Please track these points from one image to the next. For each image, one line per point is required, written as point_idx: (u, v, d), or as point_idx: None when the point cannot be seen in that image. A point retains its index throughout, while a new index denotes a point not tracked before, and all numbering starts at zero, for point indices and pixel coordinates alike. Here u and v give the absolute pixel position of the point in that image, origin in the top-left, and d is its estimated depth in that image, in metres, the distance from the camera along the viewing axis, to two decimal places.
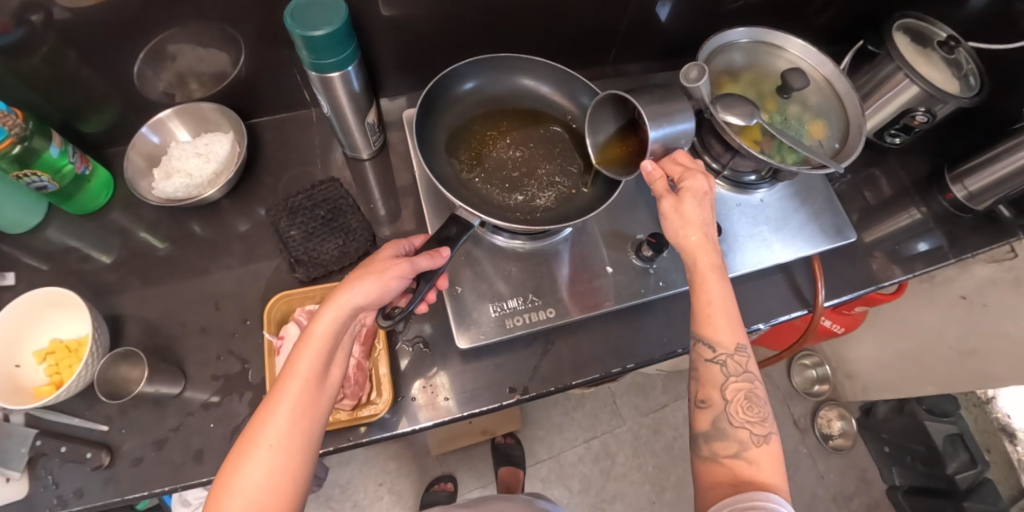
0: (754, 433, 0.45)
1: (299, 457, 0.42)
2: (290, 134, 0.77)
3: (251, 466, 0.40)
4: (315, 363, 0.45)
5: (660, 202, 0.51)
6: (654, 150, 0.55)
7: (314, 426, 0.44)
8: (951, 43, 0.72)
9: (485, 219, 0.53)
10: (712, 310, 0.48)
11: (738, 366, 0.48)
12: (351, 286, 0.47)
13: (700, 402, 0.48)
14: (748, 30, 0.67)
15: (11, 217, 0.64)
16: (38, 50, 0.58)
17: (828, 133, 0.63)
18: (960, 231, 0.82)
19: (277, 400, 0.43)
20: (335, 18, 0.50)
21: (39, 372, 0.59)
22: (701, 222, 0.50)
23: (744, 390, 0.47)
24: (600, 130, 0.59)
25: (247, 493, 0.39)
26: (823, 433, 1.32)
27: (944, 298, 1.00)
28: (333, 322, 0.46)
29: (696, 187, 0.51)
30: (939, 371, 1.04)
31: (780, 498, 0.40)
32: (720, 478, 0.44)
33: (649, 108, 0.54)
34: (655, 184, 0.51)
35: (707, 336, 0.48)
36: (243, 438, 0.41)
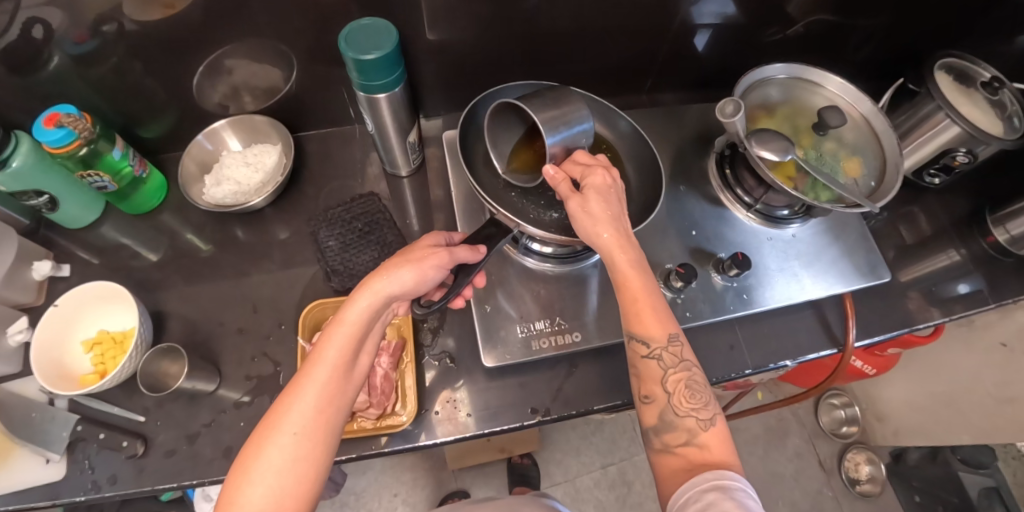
0: (700, 419, 0.45)
1: (323, 444, 0.41)
2: (332, 148, 0.80)
3: (273, 451, 0.39)
4: (344, 350, 0.44)
5: (566, 205, 0.49)
6: (553, 153, 0.54)
7: (338, 414, 0.43)
8: (994, 84, 0.71)
9: (524, 226, 0.52)
10: (640, 306, 0.48)
11: (674, 356, 0.47)
12: (389, 273, 0.47)
13: (645, 397, 0.48)
14: (786, 66, 0.68)
15: (73, 214, 0.68)
16: (109, 58, 0.63)
17: (863, 170, 0.63)
18: (1000, 275, 0.79)
19: (302, 385, 0.42)
20: (386, 43, 0.53)
21: (85, 361, 0.62)
22: (609, 217, 0.49)
23: (684, 379, 0.47)
24: (501, 140, 0.61)
25: (270, 478, 0.38)
26: (850, 477, 1.26)
27: (983, 344, 0.97)
28: (366, 309, 0.46)
29: (597, 183, 0.50)
30: (975, 417, 0.99)
31: (738, 476, 0.41)
32: (677, 467, 0.44)
33: (543, 114, 0.53)
34: (560, 188, 0.50)
35: (639, 333, 0.48)
36: (264, 423, 0.41)
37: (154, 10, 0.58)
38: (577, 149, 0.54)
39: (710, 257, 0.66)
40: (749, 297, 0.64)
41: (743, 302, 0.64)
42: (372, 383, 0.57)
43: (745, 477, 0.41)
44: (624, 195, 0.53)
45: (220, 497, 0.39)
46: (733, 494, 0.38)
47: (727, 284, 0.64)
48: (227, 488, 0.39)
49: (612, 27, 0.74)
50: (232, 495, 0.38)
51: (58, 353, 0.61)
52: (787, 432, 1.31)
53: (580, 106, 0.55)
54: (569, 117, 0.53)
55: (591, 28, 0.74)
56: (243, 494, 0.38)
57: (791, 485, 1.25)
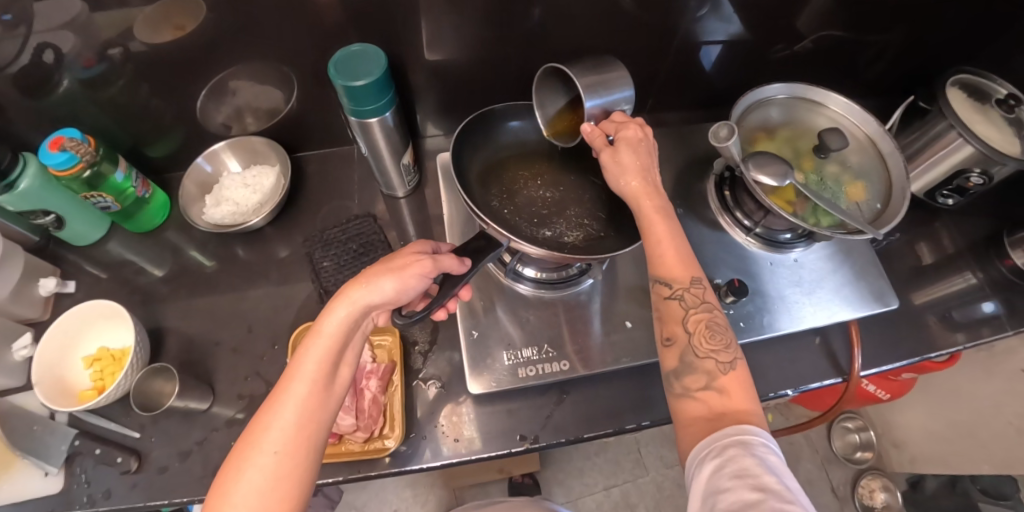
0: (720, 362, 0.45)
1: (306, 461, 0.39)
2: (333, 168, 0.81)
3: (252, 473, 0.37)
4: (322, 364, 0.42)
5: (597, 156, 0.50)
6: (592, 114, 0.52)
7: (320, 429, 0.41)
8: (1010, 101, 0.69)
9: (514, 240, 0.49)
10: (664, 250, 0.48)
11: (696, 297, 0.47)
12: (368, 283, 0.45)
13: (666, 340, 0.48)
14: (785, 86, 0.66)
15: (81, 233, 0.70)
16: (116, 82, 0.65)
17: (869, 195, 0.61)
18: (1020, 299, 0.76)
19: (281, 400, 0.40)
20: (375, 70, 0.54)
21: (85, 377, 0.63)
22: (638, 168, 0.50)
23: (705, 320, 0.47)
24: (547, 103, 0.59)
25: (250, 502, 0.37)
26: (864, 505, 1.20)
27: (1005, 370, 0.92)
28: (344, 319, 0.44)
29: (630, 136, 0.50)
30: (995, 447, 0.95)
31: (758, 428, 0.39)
32: (696, 414, 0.42)
33: (582, 77, 0.51)
34: (594, 142, 0.51)
35: (662, 276, 0.48)
36: (241, 443, 0.39)
37: (165, 32, 0.60)
38: (617, 112, 0.53)
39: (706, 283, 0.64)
40: (747, 325, 0.62)
41: (738, 330, 0.62)
42: (359, 406, 0.57)
43: (766, 427, 0.40)
44: (657, 150, 0.53)
45: None
46: (753, 450, 0.37)
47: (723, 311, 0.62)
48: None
49: (611, 47, 0.74)
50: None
51: (59, 370, 0.62)
52: (799, 456, 1.27)
53: (624, 74, 0.53)
54: (608, 79, 0.51)
55: (591, 48, 0.74)
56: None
57: None
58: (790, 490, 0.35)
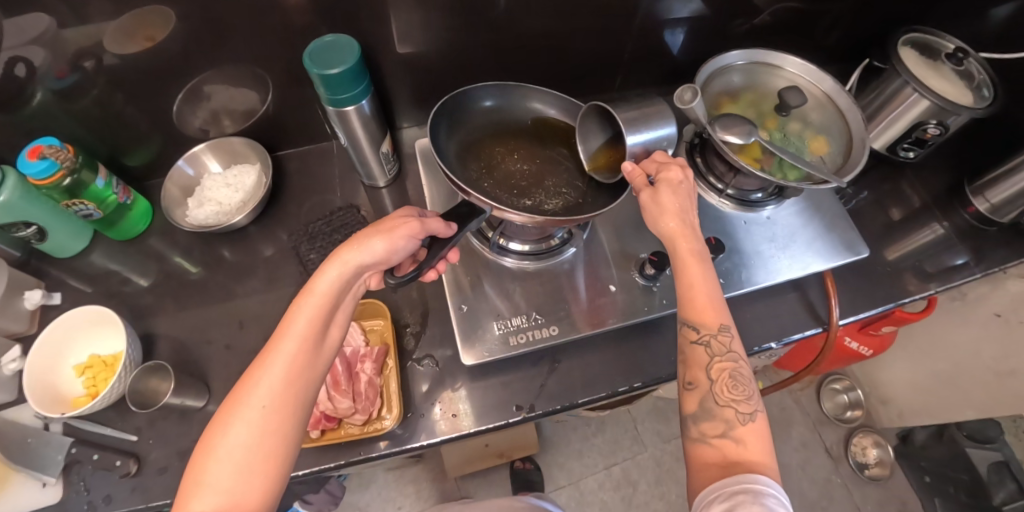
0: (739, 412, 0.45)
1: (290, 418, 0.41)
2: (313, 165, 0.82)
3: (239, 427, 0.39)
4: (312, 321, 0.44)
5: (638, 196, 0.53)
6: (635, 153, 0.57)
7: (306, 386, 0.43)
8: (959, 54, 0.72)
9: (497, 207, 0.52)
10: (695, 293, 0.49)
11: (723, 346, 0.48)
12: (360, 244, 0.48)
13: (687, 383, 0.48)
14: (744, 52, 0.69)
15: (63, 244, 0.70)
16: (90, 92, 0.65)
17: (830, 149, 0.64)
18: (985, 245, 0.79)
19: (271, 357, 0.42)
20: (349, 58, 0.55)
21: (77, 384, 0.63)
22: (677, 210, 0.51)
23: (729, 369, 0.47)
24: (590, 137, 0.60)
25: (236, 455, 0.38)
26: (858, 462, 1.24)
27: (979, 316, 0.95)
28: (336, 279, 0.47)
29: (671, 178, 0.52)
30: (978, 393, 0.98)
31: (771, 480, 0.40)
32: (711, 460, 0.43)
33: (625, 113, 0.57)
34: (635, 181, 0.54)
35: (692, 318, 0.49)
36: (230, 398, 0.40)
37: (135, 43, 0.61)
38: (658, 150, 0.57)
39: None
40: (726, 281, 0.64)
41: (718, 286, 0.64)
42: (356, 389, 0.58)
43: (780, 482, 0.40)
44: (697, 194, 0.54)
45: (187, 469, 0.39)
46: (763, 499, 0.37)
47: None
48: (193, 464, 0.39)
49: (577, 29, 0.76)
50: (197, 474, 0.38)
51: (51, 379, 0.62)
52: (792, 421, 1.29)
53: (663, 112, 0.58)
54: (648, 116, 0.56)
55: (556, 31, 0.76)
56: (209, 472, 0.38)
57: (799, 475, 1.23)
58: None
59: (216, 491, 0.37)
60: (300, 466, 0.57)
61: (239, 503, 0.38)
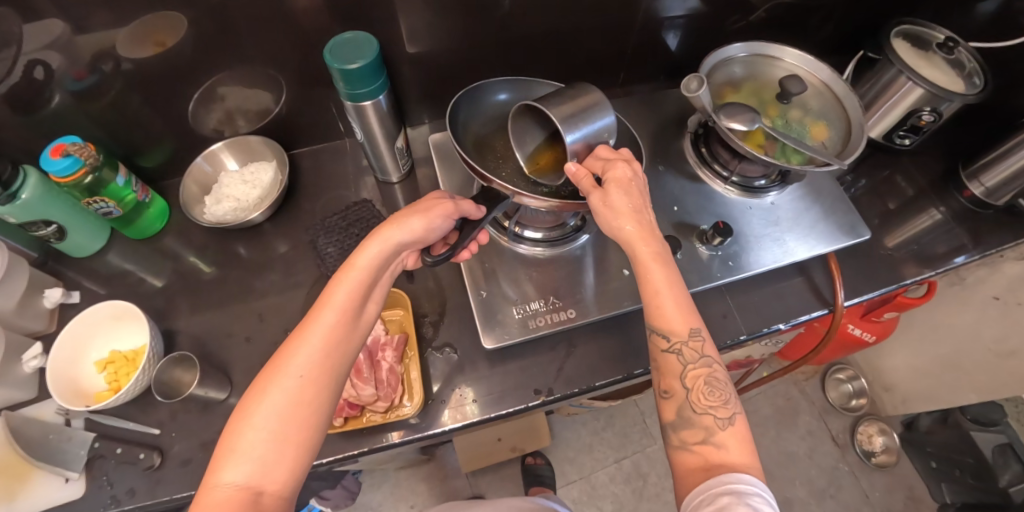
0: (719, 417, 0.46)
1: (325, 388, 0.43)
2: (325, 163, 0.83)
3: (277, 394, 0.41)
4: (352, 295, 0.47)
5: (588, 199, 0.51)
6: (574, 151, 0.54)
7: (341, 359, 0.45)
8: (950, 44, 0.75)
9: (518, 192, 0.54)
10: (661, 300, 0.49)
11: (695, 351, 0.48)
12: (399, 223, 0.51)
13: (664, 392, 0.49)
14: (745, 45, 0.71)
15: (80, 243, 0.71)
16: (107, 94, 0.66)
17: (830, 134, 0.66)
18: (982, 227, 0.82)
19: (311, 328, 0.45)
20: (368, 53, 0.57)
21: (99, 380, 0.64)
22: (631, 210, 0.50)
23: (704, 376, 0.48)
24: (525, 139, 0.60)
25: (271, 422, 0.40)
26: (865, 450, 1.26)
27: (977, 299, 0.98)
28: (377, 255, 0.50)
29: (619, 176, 0.51)
30: (980, 376, 1.00)
31: (753, 480, 0.41)
32: (693, 465, 0.44)
33: (560, 109, 0.53)
34: (582, 183, 0.52)
35: (661, 327, 0.49)
36: (270, 366, 0.43)
37: (147, 47, 0.63)
38: (600, 144, 0.55)
39: (693, 230, 0.68)
40: (735, 264, 0.66)
41: (729, 268, 0.66)
42: (378, 377, 0.59)
43: (763, 479, 0.41)
44: (647, 186, 0.53)
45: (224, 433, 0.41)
46: (747, 499, 0.38)
47: (713, 253, 0.67)
48: (228, 431, 0.40)
49: (581, 27, 0.78)
50: (232, 440, 0.39)
51: (73, 374, 0.63)
52: (797, 411, 1.31)
53: (599, 100, 0.55)
54: (586, 110, 0.53)
55: (562, 28, 0.78)
56: (244, 437, 0.39)
57: (807, 464, 1.25)
58: None
59: (250, 457, 0.39)
60: (323, 454, 0.58)
61: (270, 472, 0.39)
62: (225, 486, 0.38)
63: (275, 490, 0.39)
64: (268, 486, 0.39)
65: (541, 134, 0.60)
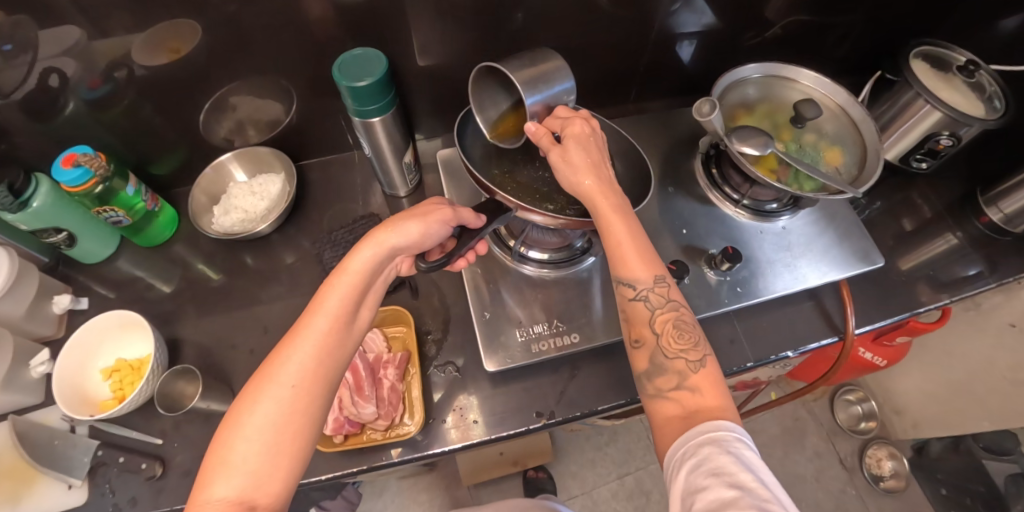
0: (690, 360, 0.46)
1: (317, 394, 0.43)
2: (334, 174, 0.84)
3: (268, 403, 0.40)
4: (344, 300, 0.47)
5: (547, 157, 0.51)
6: (534, 112, 0.53)
7: (334, 365, 0.45)
8: (971, 67, 0.72)
9: (522, 207, 0.53)
10: (623, 249, 0.49)
11: (661, 296, 0.48)
12: (395, 228, 0.51)
13: (635, 342, 0.49)
14: (759, 66, 0.70)
15: (91, 250, 0.72)
16: (120, 103, 0.67)
17: (845, 159, 0.65)
18: (999, 254, 0.80)
19: (302, 334, 0.44)
20: (377, 70, 0.57)
21: (104, 388, 0.64)
22: (589, 165, 0.51)
23: (672, 318, 0.48)
24: (486, 103, 0.58)
25: (264, 433, 0.40)
26: (873, 474, 1.23)
27: (993, 326, 0.96)
28: (370, 259, 0.49)
29: (577, 132, 0.51)
30: (994, 403, 0.97)
31: (731, 423, 0.39)
32: (671, 414, 0.43)
33: (521, 73, 0.51)
34: (541, 142, 0.52)
35: (625, 277, 0.49)
36: (259, 375, 0.42)
37: (161, 54, 0.63)
38: (560, 105, 0.54)
39: (701, 253, 0.67)
40: (743, 290, 0.65)
41: (737, 295, 0.65)
42: (379, 395, 0.59)
43: (739, 420, 0.40)
44: (605, 144, 0.54)
45: (212, 444, 0.40)
46: (728, 448, 0.37)
47: (721, 278, 0.66)
48: (217, 443, 0.40)
49: (593, 43, 0.78)
50: (222, 454, 0.39)
51: (80, 382, 0.63)
52: (805, 432, 1.29)
53: (562, 62, 0.53)
54: (548, 73, 0.51)
55: (574, 44, 0.77)
56: (235, 450, 0.39)
57: (813, 486, 1.23)
58: (767, 486, 0.35)
59: (243, 470, 0.38)
60: (323, 470, 0.58)
61: (262, 485, 0.39)
62: (216, 502, 0.37)
63: (267, 503, 0.38)
64: (261, 499, 0.38)
65: (503, 99, 0.59)
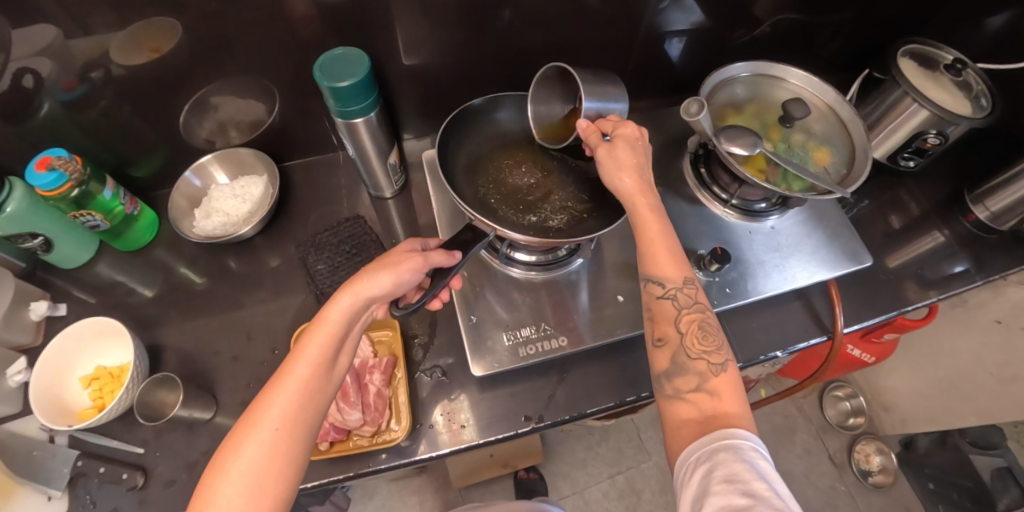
0: (712, 363, 0.46)
1: (299, 438, 0.42)
2: (319, 175, 0.82)
3: (252, 447, 0.40)
4: (324, 348, 0.46)
5: (595, 151, 0.53)
6: (590, 116, 0.56)
7: (315, 410, 0.44)
8: (957, 66, 0.73)
9: (501, 232, 0.53)
10: (657, 247, 0.50)
11: (688, 297, 0.49)
12: (368, 277, 0.50)
13: (658, 341, 0.48)
14: (748, 65, 0.70)
15: (68, 254, 0.70)
16: (97, 104, 0.65)
17: (834, 159, 0.65)
18: (986, 252, 0.80)
19: (284, 381, 0.44)
20: (358, 71, 0.56)
21: (84, 396, 0.63)
22: (634, 165, 0.52)
23: (698, 320, 0.48)
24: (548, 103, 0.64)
25: (249, 476, 0.39)
26: (862, 469, 1.25)
27: (980, 323, 0.96)
28: (347, 308, 0.49)
29: (628, 133, 0.53)
30: (981, 399, 0.98)
31: (747, 433, 0.40)
32: (688, 417, 0.43)
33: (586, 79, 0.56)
34: (590, 138, 0.54)
35: (655, 275, 0.49)
36: (244, 419, 0.42)
37: (139, 54, 0.61)
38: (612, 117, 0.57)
39: (690, 254, 0.67)
40: (732, 291, 0.65)
41: (726, 296, 0.65)
42: (365, 401, 0.58)
43: (756, 430, 0.41)
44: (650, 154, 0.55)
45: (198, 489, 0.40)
46: (743, 456, 0.37)
47: (710, 279, 0.65)
48: (201, 487, 0.39)
49: (580, 42, 0.77)
50: (206, 497, 0.38)
51: (58, 390, 0.62)
52: (795, 429, 1.30)
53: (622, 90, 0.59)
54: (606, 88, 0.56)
55: (562, 43, 0.76)
56: (220, 493, 0.38)
57: (804, 483, 1.24)
58: (781, 496, 0.35)
59: None
60: (308, 478, 0.57)
61: None
62: None
63: None
64: None
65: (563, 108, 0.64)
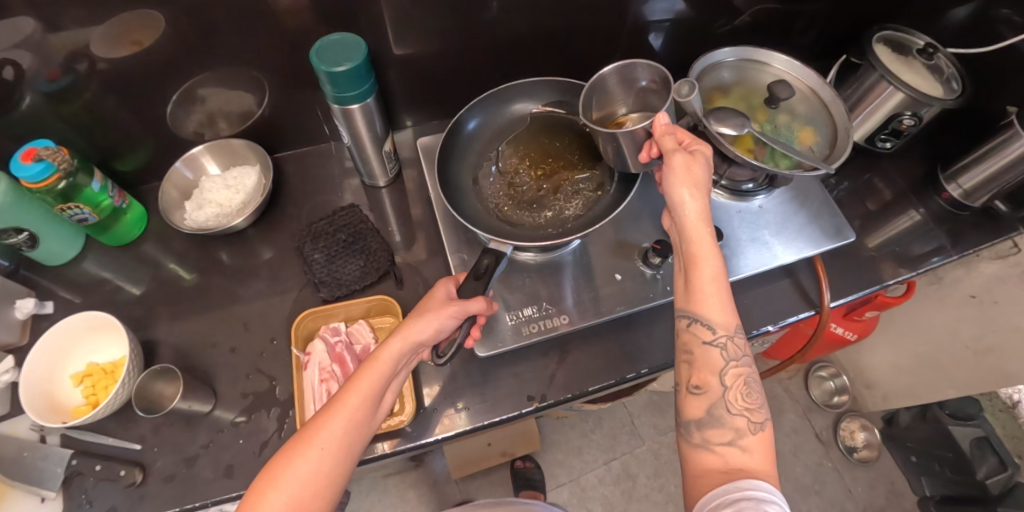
0: (751, 421, 0.45)
1: (342, 462, 0.44)
2: (311, 167, 0.82)
3: (302, 463, 0.42)
4: (373, 385, 0.48)
5: (673, 155, 0.50)
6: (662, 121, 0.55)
7: (359, 439, 0.46)
8: (929, 50, 0.76)
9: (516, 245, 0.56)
10: (707, 288, 0.48)
11: (737, 349, 0.47)
12: (418, 320, 0.51)
13: (694, 387, 0.47)
14: (734, 50, 0.72)
15: (54, 250, 0.68)
16: (82, 96, 0.64)
17: (818, 139, 0.67)
18: (959, 228, 0.84)
19: (336, 408, 0.46)
20: (355, 57, 0.56)
21: (76, 393, 0.61)
22: (703, 188, 0.50)
23: (743, 375, 0.47)
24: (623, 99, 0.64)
25: (293, 488, 0.41)
26: (847, 446, 1.29)
27: (955, 299, 1.00)
28: (398, 351, 0.50)
29: (704, 152, 0.51)
30: (958, 373, 1.03)
31: (770, 486, 0.40)
32: (713, 467, 0.43)
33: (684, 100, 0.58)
34: (664, 142, 0.52)
35: (703, 316, 0.47)
36: (297, 437, 0.44)
37: (122, 47, 0.60)
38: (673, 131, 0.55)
39: None
40: None
41: None
42: None
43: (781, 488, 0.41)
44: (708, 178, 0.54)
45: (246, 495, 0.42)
46: (765, 506, 0.38)
47: None
48: (249, 494, 0.42)
49: (569, 30, 0.78)
50: (254, 502, 0.41)
51: (49, 387, 0.60)
52: (782, 409, 1.34)
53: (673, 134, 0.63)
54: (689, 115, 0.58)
55: (551, 32, 0.78)
56: (267, 500, 0.41)
57: (793, 462, 1.27)
58: None
59: None
60: None
61: None
62: None
63: None
64: None
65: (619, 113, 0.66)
